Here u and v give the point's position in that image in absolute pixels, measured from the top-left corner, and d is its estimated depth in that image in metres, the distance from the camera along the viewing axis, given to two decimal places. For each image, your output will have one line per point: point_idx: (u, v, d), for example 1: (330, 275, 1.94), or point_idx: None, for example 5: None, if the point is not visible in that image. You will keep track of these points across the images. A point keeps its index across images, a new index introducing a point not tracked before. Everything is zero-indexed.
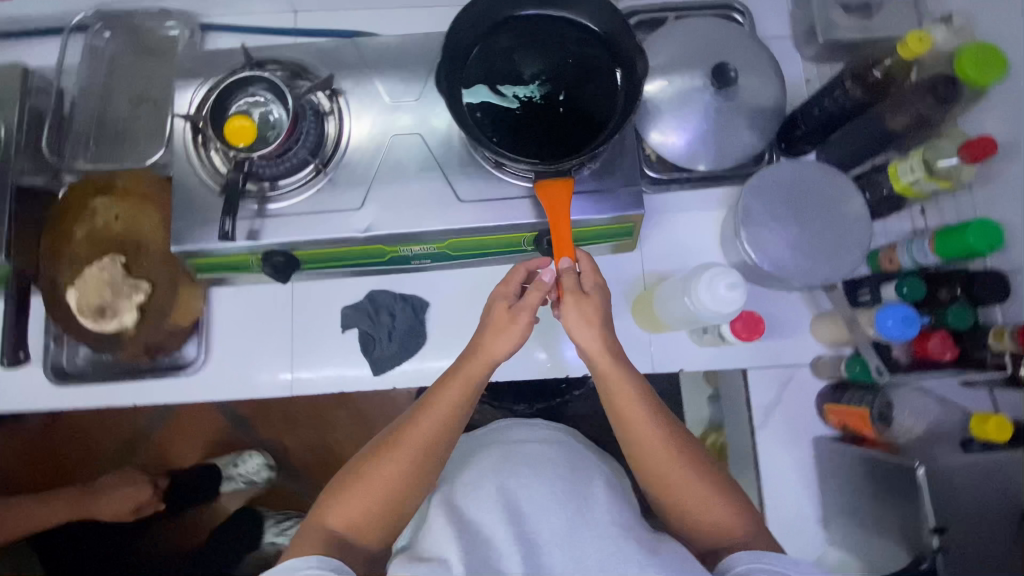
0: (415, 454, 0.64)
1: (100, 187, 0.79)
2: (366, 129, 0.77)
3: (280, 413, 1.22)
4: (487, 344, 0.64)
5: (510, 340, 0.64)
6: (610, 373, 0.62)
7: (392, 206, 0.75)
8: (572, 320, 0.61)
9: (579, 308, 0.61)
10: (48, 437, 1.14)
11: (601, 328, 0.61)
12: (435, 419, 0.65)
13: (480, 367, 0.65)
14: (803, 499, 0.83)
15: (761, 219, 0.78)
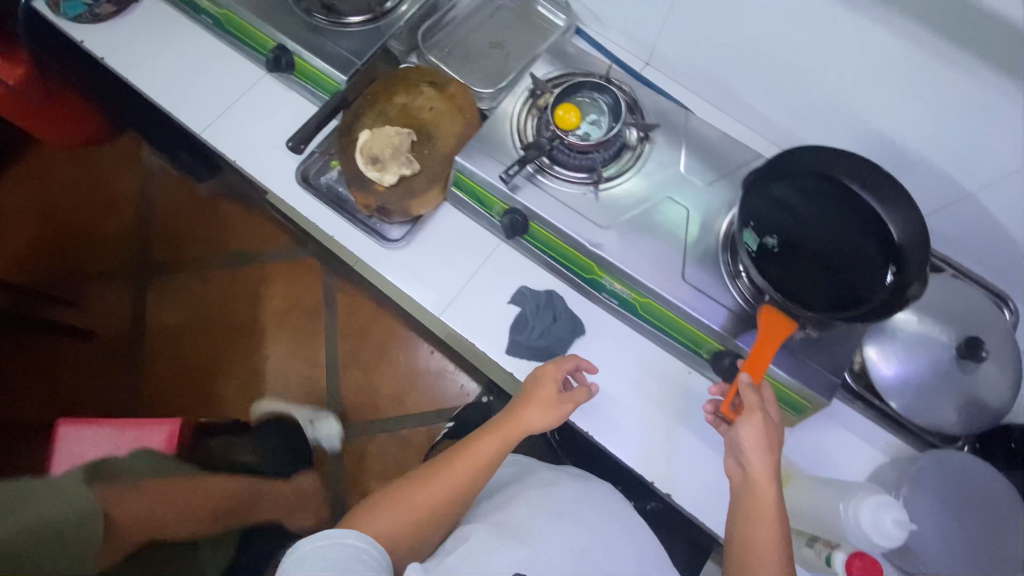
0: (448, 488, 0.72)
1: (435, 81, 0.92)
2: (651, 179, 0.85)
3: (363, 320, 1.63)
4: (521, 414, 0.77)
5: (543, 419, 0.76)
6: (763, 493, 0.65)
7: (629, 245, 0.81)
8: (752, 439, 0.67)
9: (760, 427, 0.67)
10: (201, 205, 1.67)
11: (775, 459, 0.66)
12: (474, 456, 0.74)
13: (509, 432, 0.76)
14: None
15: (925, 490, 0.75)
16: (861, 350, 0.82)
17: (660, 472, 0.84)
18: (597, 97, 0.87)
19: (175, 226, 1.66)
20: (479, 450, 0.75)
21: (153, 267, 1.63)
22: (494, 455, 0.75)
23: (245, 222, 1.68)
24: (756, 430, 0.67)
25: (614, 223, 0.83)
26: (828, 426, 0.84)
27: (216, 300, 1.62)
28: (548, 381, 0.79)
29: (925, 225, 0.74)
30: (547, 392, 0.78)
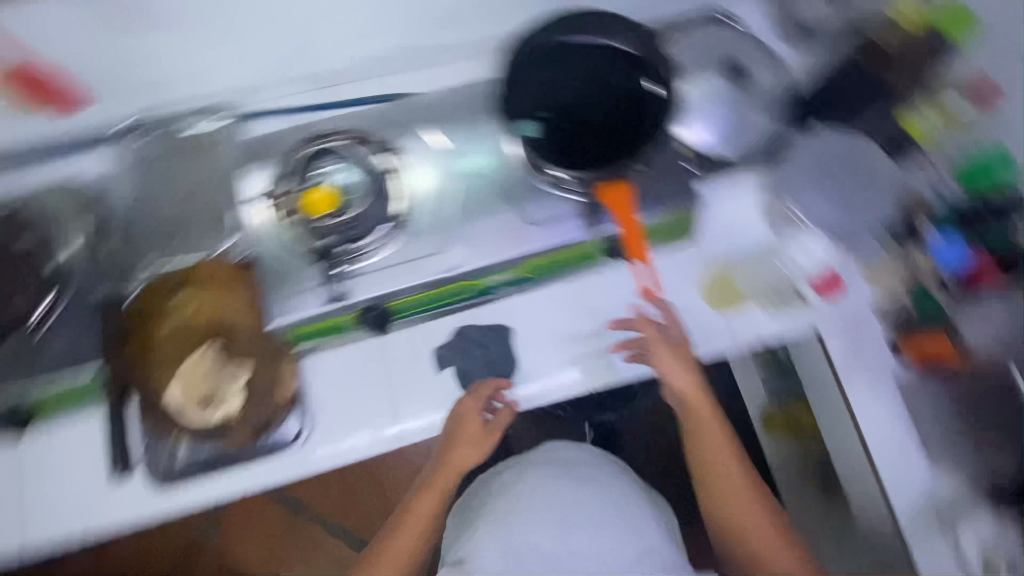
0: (400, 561, 0.75)
1: (179, 280, 0.79)
2: (438, 177, 0.85)
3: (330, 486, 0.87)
4: (452, 456, 0.80)
5: (475, 454, 0.80)
6: (697, 406, 0.80)
7: (475, 243, 0.83)
8: (668, 363, 0.80)
9: (669, 352, 0.81)
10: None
11: (690, 371, 0.80)
12: (427, 507, 0.77)
13: (446, 482, 0.78)
14: (905, 435, 0.82)
15: (802, 187, 0.89)
16: (682, 136, 0.88)
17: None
18: (331, 161, 0.83)
19: None
20: (418, 513, 0.77)
21: None
22: (437, 508, 0.77)
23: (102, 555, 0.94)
24: (666, 356, 0.80)
25: (443, 240, 0.83)
26: (716, 207, 0.90)
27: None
28: (472, 417, 0.81)
29: (643, 29, 0.79)
30: (475, 427, 0.81)
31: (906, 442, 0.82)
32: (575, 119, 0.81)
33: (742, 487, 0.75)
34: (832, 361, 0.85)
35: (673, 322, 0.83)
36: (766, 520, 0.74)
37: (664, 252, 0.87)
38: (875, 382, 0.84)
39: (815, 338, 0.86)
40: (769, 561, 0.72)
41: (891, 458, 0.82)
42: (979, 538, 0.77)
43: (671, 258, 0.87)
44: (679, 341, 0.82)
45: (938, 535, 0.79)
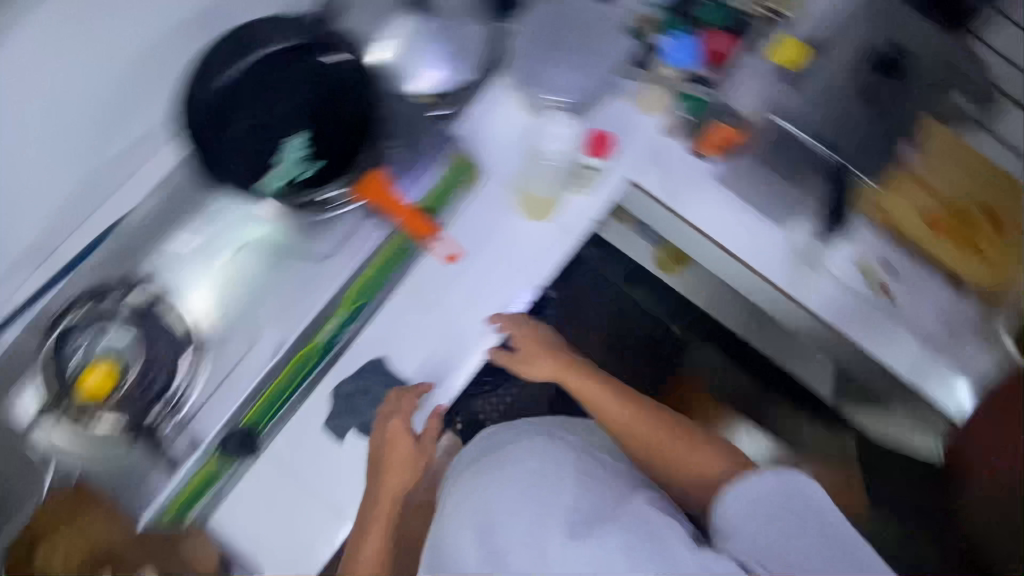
0: None
1: (27, 543, 0.70)
2: (205, 277, 0.77)
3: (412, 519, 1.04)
4: (385, 481, 0.76)
5: (408, 476, 0.76)
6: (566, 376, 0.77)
7: (279, 316, 0.76)
8: (527, 366, 0.80)
9: (523, 358, 0.81)
10: None
11: (548, 359, 0.79)
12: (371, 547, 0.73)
13: (388, 508, 0.75)
14: (745, 219, 0.87)
15: (539, 68, 0.86)
16: (414, 93, 0.84)
17: (525, 285, 0.87)
18: (87, 339, 0.72)
19: None
20: (367, 558, 0.72)
21: None
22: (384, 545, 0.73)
23: None
24: (523, 365, 0.81)
25: (250, 333, 0.76)
26: (482, 130, 0.88)
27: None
28: (399, 439, 0.77)
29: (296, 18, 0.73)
30: (403, 441, 0.77)
31: (747, 220, 0.88)
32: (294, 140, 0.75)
33: (637, 421, 0.70)
34: (656, 197, 0.89)
35: (513, 322, 0.84)
36: (663, 440, 0.68)
37: (466, 202, 0.86)
38: (696, 192, 0.89)
39: (631, 187, 0.90)
40: (691, 479, 0.64)
41: (746, 245, 0.87)
42: (837, 254, 0.86)
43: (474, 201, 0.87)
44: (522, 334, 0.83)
45: (814, 274, 0.86)
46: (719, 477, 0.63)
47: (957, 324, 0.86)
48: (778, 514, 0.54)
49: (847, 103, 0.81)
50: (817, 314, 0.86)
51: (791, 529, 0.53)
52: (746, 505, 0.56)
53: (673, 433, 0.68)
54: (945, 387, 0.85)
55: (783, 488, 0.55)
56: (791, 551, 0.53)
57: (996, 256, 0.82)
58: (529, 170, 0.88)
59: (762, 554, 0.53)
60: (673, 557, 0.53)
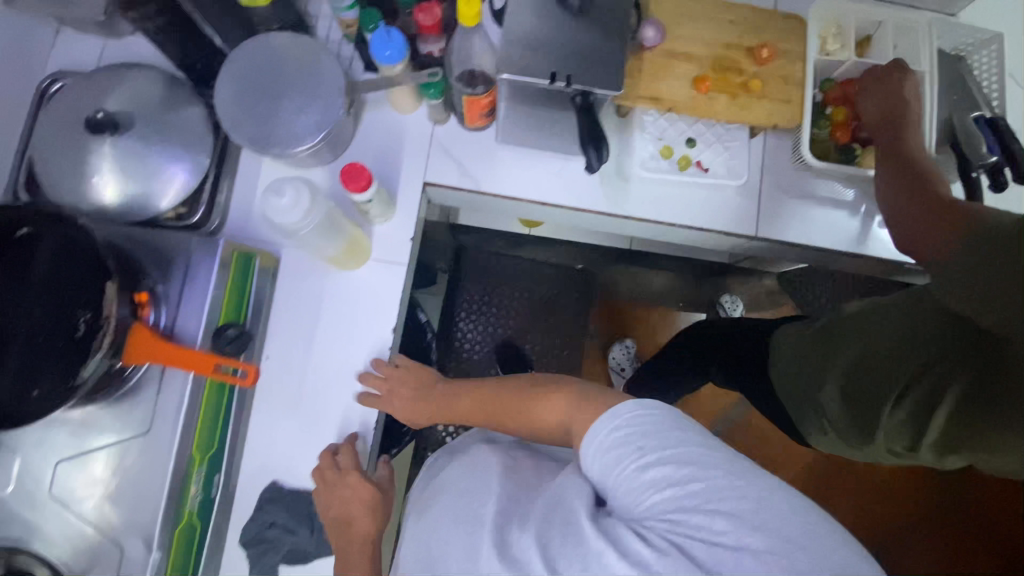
0: None
1: None
2: (43, 518, 0.67)
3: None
4: (354, 525, 0.73)
5: (373, 517, 0.74)
6: (437, 401, 0.77)
7: (130, 508, 0.67)
8: (404, 408, 0.78)
9: (396, 404, 0.78)
10: None
11: (409, 396, 0.78)
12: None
13: (362, 548, 0.72)
14: (543, 163, 0.87)
15: (264, 125, 0.76)
16: (170, 205, 0.76)
17: (377, 334, 0.83)
18: None
19: None
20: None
21: None
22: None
23: None
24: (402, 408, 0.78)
25: (112, 541, 0.67)
26: (250, 211, 0.84)
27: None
28: (356, 481, 0.74)
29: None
30: (361, 488, 0.74)
31: (548, 165, 0.87)
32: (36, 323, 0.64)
33: (502, 402, 0.70)
34: (458, 186, 0.87)
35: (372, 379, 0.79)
36: (518, 414, 0.68)
37: (273, 290, 0.82)
38: (487, 159, 0.87)
39: (431, 187, 0.87)
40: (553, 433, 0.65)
41: (555, 186, 0.87)
42: (640, 155, 0.86)
43: (289, 278, 0.83)
44: (393, 383, 0.79)
45: (630, 184, 0.87)
46: (565, 421, 0.63)
47: (768, 164, 0.89)
48: (625, 454, 0.55)
49: (567, 24, 0.73)
50: (650, 218, 0.87)
51: (641, 463, 0.54)
52: (599, 458, 0.57)
53: (525, 401, 0.68)
54: (787, 224, 0.88)
55: (627, 429, 0.56)
56: (650, 488, 0.53)
57: (773, 89, 0.83)
58: (303, 245, 0.74)
59: (637, 504, 0.54)
60: (580, 532, 0.53)
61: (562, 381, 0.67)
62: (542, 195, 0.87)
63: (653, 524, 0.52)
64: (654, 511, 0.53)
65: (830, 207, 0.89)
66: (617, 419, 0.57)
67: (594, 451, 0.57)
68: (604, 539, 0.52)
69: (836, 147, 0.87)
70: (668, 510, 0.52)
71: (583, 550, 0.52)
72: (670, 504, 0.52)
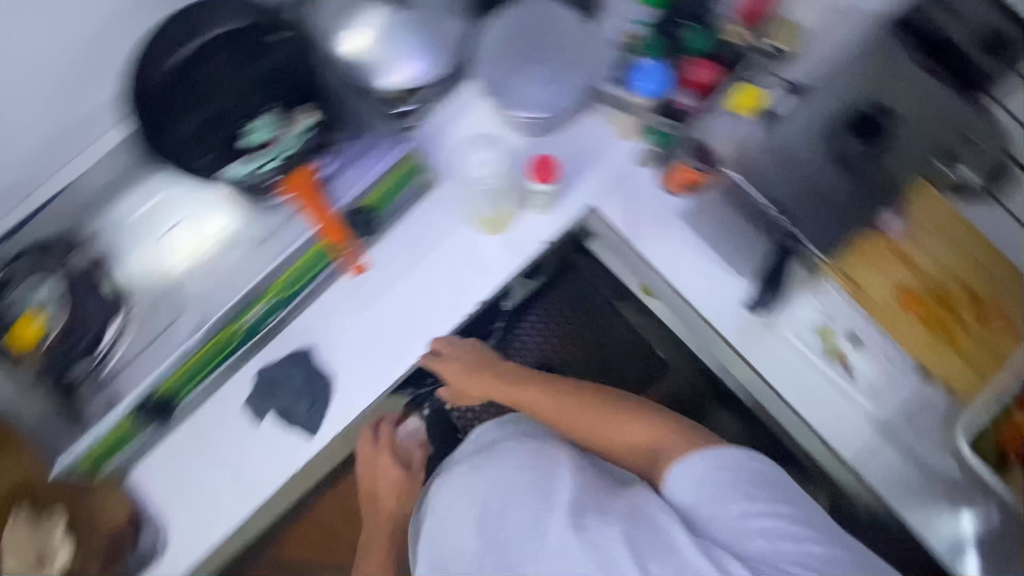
0: None
1: None
2: (152, 250, 0.80)
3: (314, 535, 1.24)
4: (381, 497, 0.94)
5: (393, 495, 0.93)
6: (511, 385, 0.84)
7: (211, 292, 0.78)
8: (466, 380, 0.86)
9: (460, 373, 0.86)
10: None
11: (480, 368, 0.86)
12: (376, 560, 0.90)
13: (388, 513, 0.93)
14: (707, 262, 0.83)
15: (508, 82, 0.83)
16: (386, 89, 0.80)
17: (465, 298, 0.84)
18: (24, 288, 0.74)
19: None
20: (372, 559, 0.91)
21: None
22: (387, 548, 0.91)
23: None
24: (461, 373, 0.86)
25: (182, 303, 0.79)
26: (447, 136, 0.87)
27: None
28: (384, 462, 0.94)
29: (242, 1, 0.74)
30: (391, 472, 0.93)
31: (708, 265, 0.83)
32: (239, 108, 0.76)
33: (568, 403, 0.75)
34: (616, 226, 0.84)
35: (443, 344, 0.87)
36: (592, 422, 0.73)
37: (413, 206, 0.85)
38: (663, 222, 0.84)
39: (592, 212, 0.85)
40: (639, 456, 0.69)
41: (703, 288, 0.83)
42: (799, 317, 0.82)
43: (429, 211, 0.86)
44: (453, 355, 0.86)
45: (771, 335, 0.81)
46: (654, 446, 0.68)
47: (915, 416, 0.79)
48: (731, 494, 0.59)
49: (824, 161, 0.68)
50: (767, 379, 0.81)
51: (745, 508, 0.58)
52: (699, 490, 0.61)
53: (617, 419, 0.72)
54: (891, 482, 0.79)
55: (728, 472, 0.60)
56: (755, 534, 0.57)
57: (971, 347, 0.74)
58: (468, 196, 0.85)
59: (737, 543, 0.58)
60: (674, 545, 0.57)
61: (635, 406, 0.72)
62: (684, 287, 0.83)
63: (763, 567, 0.55)
64: (761, 556, 0.56)
65: (950, 498, 0.77)
66: (722, 459, 0.61)
67: (687, 476, 0.62)
68: (709, 561, 0.55)
69: (997, 448, 0.70)
70: (773, 559, 0.55)
71: (678, 559, 0.56)
72: (776, 554, 0.56)
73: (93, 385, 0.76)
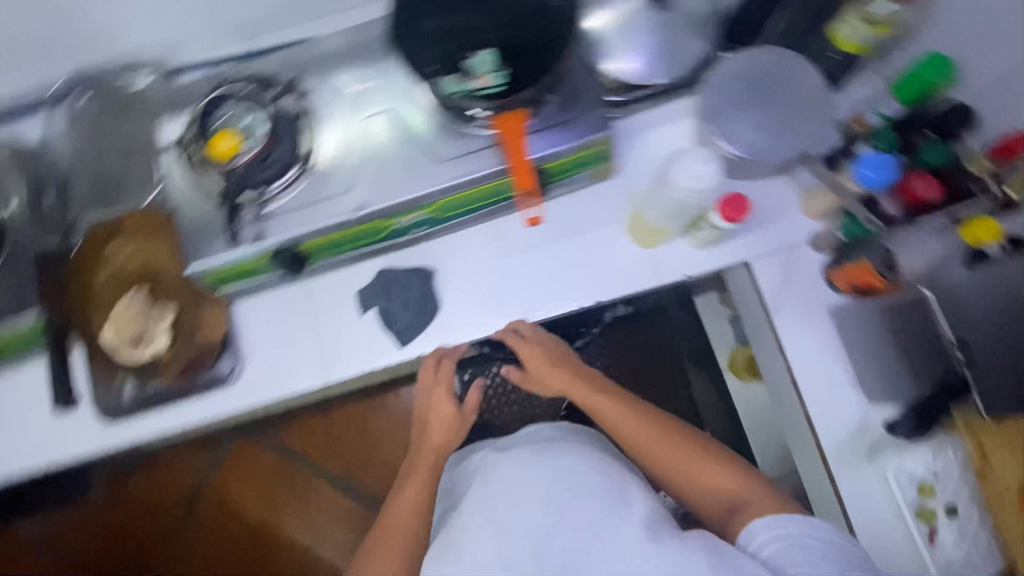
0: (400, 539, 0.81)
1: (111, 233, 0.84)
2: (337, 117, 0.80)
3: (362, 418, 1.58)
4: (430, 435, 0.90)
5: (444, 429, 0.90)
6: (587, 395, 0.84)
7: (379, 183, 0.79)
8: (544, 371, 0.87)
9: (540, 361, 0.86)
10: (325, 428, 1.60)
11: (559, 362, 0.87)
12: (410, 497, 0.84)
13: (432, 450, 0.89)
14: (832, 366, 0.81)
15: (729, 113, 0.80)
16: (604, 74, 0.84)
17: (592, 290, 0.86)
18: (235, 106, 0.80)
19: (281, 476, 1.59)
20: (409, 494, 0.85)
21: (294, 471, 1.60)
22: (427, 485, 0.85)
23: (310, 442, 1.61)
24: (539, 361, 0.86)
25: (348, 180, 0.79)
26: (641, 139, 0.88)
27: (222, 532, 1.59)
28: (440, 398, 0.89)
29: None
30: (445, 406, 0.89)
31: (838, 373, 0.81)
32: (486, 36, 0.79)
33: (650, 429, 0.79)
34: (761, 293, 0.83)
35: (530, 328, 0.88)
36: (673, 455, 0.77)
37: (581, 187, 0.87)
38: (807, 309, 0.83)
39: (744, 268, 0.85)
40: (715, 500, 0.73)
41: (817, 388, 0.81)
42: (907, 464, 0.78)
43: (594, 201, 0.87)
44: (536, 341, 0.87)
45: (867, 468, 0.79)
46: (738, 497, 0.71)
47: None
48: (821, 564, 0.60)
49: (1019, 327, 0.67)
50: (841, 503, 0.79)
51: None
52: (786, 548, 0.63)
53: (698, 459, 0.75)
54: None
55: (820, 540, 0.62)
56: None
57: None
58: (653, 197, 0.78)
59: None
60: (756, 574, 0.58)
61: (715, 450, 0.76)
62: (800, 379, 0.81)
63: None
64: None
65: None
66: (808, 526, 0.63)
67: (771, 526, 0.65)
68: None
69: None
70: None
71: None
72: None
73: (247, 215, 0.79)
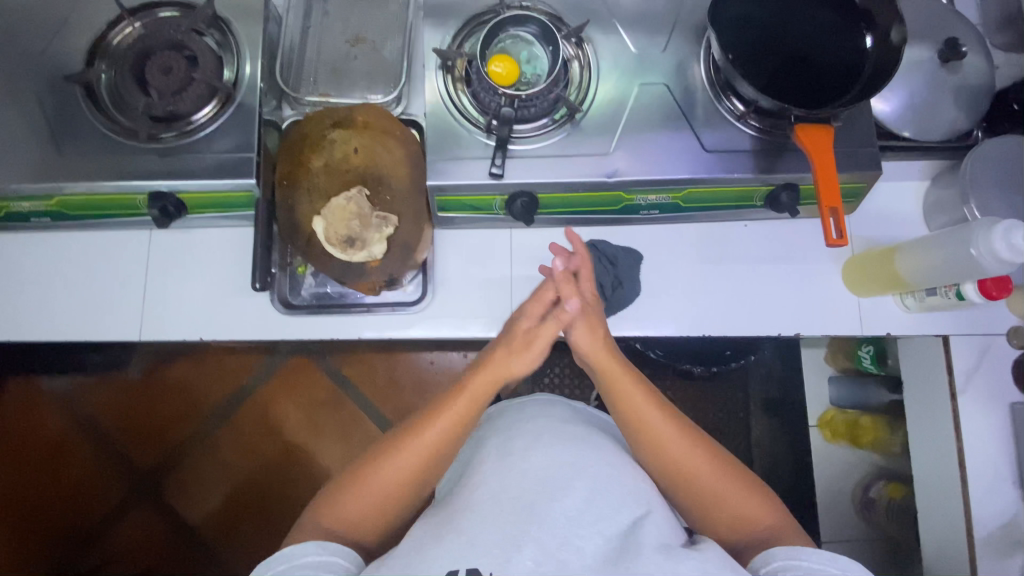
0: (416, 463, 0.66)
1: (337, 120, 0.77)
2: (612, 77, 0.77)
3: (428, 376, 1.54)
4: (498, 363, 0.72)
5: (524, 362, 0.72)
6: (614, 372, 0.70)
7: (641, 154, 0.75)
8: (581, 329, 0.72)
9: (582, 318, 0.72)
10: (383, 372, 1.55)
11: (602, 328, 0.72)
12: (443, 426, 0.68)
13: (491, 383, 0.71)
14: (999, 458, 0.83)
15: (989, 190, 0.80)
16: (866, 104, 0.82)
17: (794, 321, 0.85)
18: (520, 32, 0.77)
19: (322, 404, 1.53)
20: (447, 419, 0.68)
21: (342, 402, 1.54)
22: (468, 417, 0.69)
23: (367, 379, 1.55)
24: (580, 319, 0.72)
25: (611, 142, 0.75)
26: (875, 190, 0.88)
27: (254, 444, 1.51)
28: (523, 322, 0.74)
29: None
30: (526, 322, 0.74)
31: (1004, 468, 0.83)
32: (791, 41, 0.75)
33: (677, 435, 0.66)
34: (951, 372, 0.84)
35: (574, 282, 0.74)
36: (699, 470, 0.65)
37: (809, 217, 0.86)
38: (990, 398, 0.84)
39: (941, 342, 0.85)
40: (735, 529, 0.64)
41: (982, 474, 0.82)
42: None
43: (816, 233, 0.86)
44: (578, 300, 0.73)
45: (1009, 560, 0.81)
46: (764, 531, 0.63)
47: None
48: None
49: None
50: None
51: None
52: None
53: (726, 480, 0.65)
54: None
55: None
56: None
57: None
58: (926, 249, 0.75)
59: None
60: None
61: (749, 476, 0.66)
62: (969, 461, 0.82)
63: None
64: None
65: None
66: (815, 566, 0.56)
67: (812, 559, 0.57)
68: None
69: None
70: None
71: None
72: None
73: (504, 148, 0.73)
